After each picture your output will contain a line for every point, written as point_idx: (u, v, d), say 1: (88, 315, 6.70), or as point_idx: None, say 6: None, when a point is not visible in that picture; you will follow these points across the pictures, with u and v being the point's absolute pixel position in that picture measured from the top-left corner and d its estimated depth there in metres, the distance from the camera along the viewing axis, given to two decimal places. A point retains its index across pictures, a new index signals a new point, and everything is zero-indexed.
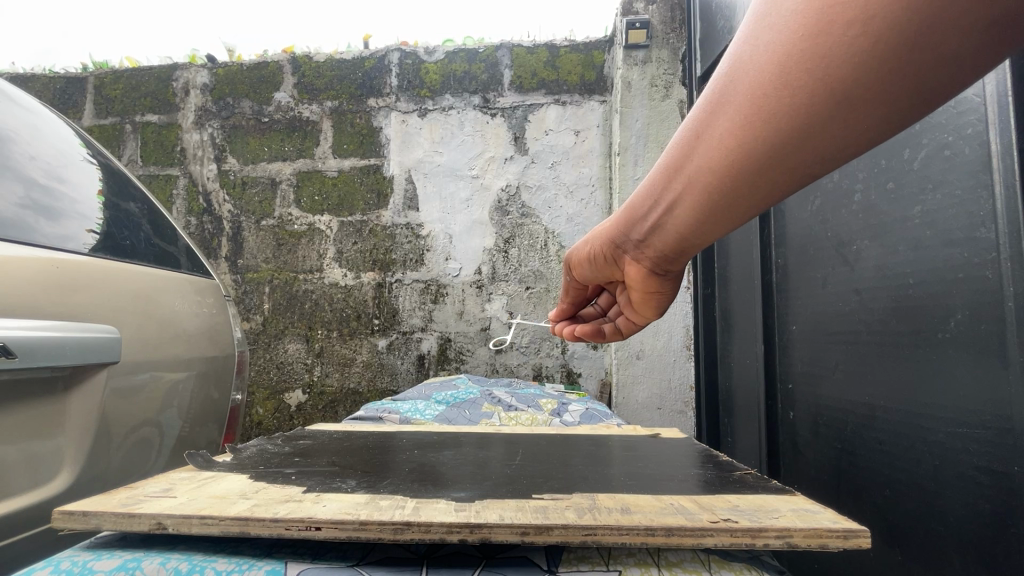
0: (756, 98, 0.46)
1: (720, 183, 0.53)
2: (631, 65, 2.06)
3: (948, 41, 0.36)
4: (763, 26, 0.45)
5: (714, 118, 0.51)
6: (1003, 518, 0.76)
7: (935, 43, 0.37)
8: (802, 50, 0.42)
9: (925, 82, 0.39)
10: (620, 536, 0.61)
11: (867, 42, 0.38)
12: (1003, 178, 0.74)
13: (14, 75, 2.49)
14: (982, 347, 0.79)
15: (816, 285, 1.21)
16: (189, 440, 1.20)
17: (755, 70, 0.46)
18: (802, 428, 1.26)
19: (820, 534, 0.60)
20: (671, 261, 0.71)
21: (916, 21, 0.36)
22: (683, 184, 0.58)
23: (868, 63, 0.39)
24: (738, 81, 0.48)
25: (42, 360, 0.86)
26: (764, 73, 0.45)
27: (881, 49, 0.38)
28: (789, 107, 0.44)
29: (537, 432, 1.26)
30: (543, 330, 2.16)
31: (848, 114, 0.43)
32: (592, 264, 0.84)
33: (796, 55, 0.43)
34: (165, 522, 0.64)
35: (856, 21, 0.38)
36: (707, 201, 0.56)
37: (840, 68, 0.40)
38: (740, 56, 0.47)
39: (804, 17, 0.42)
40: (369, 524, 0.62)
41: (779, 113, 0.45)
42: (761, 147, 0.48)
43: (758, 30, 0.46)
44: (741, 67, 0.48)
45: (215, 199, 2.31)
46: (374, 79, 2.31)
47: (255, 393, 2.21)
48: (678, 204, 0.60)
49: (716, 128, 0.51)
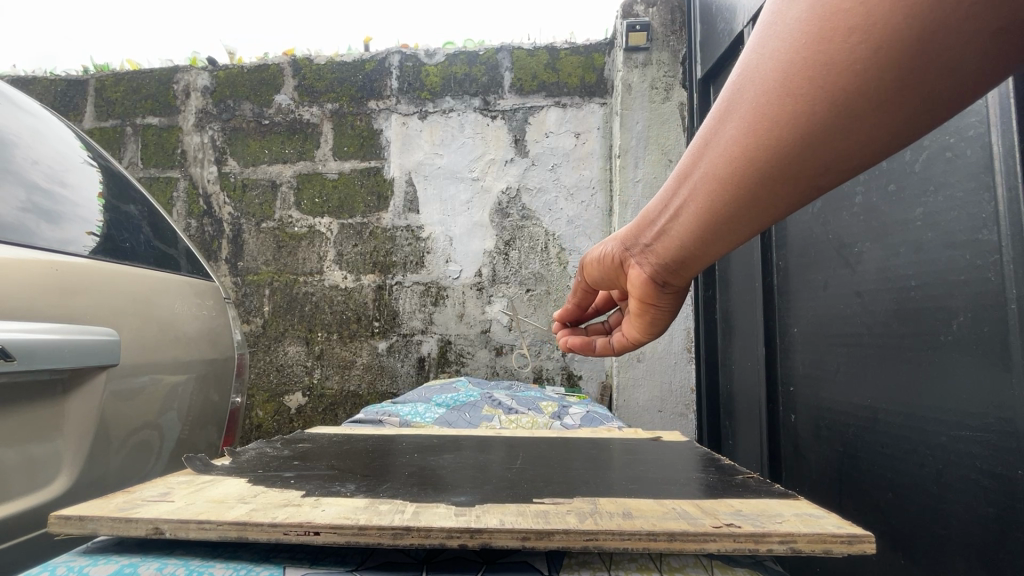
0: (764, 103, 0.48)
1: (728, 187, 0.54)
2: (631, 67, 2.06)
3: (945, 51, 0.37)
4: (770, 35, 0.47)
5: (724, 123, 0.52)
6: (1006, 523, 0.75)
7: (932, 51, 0.38)
8: (806, 56, 0.43)
9: (928, 89, 0.40)
10: (621, 541, 0.60)
11: (867, 49, 0.40)
12: (1005, 180, 0.74)
13: (14, 77, 2.50)
14: (985, 350, 0.78)
15: (817, 288, 1.21)
16: (188, 443, 1.20)
17: (762, 77, 0.47)
18: (804, 432, 1.26)
19: (824, 539, 0.59)
20: (677, 270, 0.71)
21: (913, 28, 0.37)
22: (693, 188, 0.59)
23: (870, 68, 0.40)
24: (746, 88, 0.49)
25: (42, 363, 0.86)
26: (770, 79, 0.47)
27: (881, 56, 0.39)
28: (794, 112, 0.45)
29: (538, 435, 1.26)
30: (544, 333, 2.16)
31: (852, 119, 0.43)
32: (603, 268, 0.84)
33: (801, 62, 0.44)
34: (162, 527, 0.64)
35: (856, 28, 0.40)
36: (714, 204, 0.57)
37: (842, 74, 0.42)
38: (749, 64, 0.49)
39: (808, 25, 0.43)
40: (368, 528, 0.61)
41: (784, 117, 0.46)
42: (768, 152, 0.49)
43: (766, 39, 0.48)
44: (749, 74, 0.49)
45: (215, 202, 2.31)
46: (374, 81, 2.31)
47: (255, 396, 2.20)
48: (688, 207, 0.61)
49: (726, 132, 0.52)
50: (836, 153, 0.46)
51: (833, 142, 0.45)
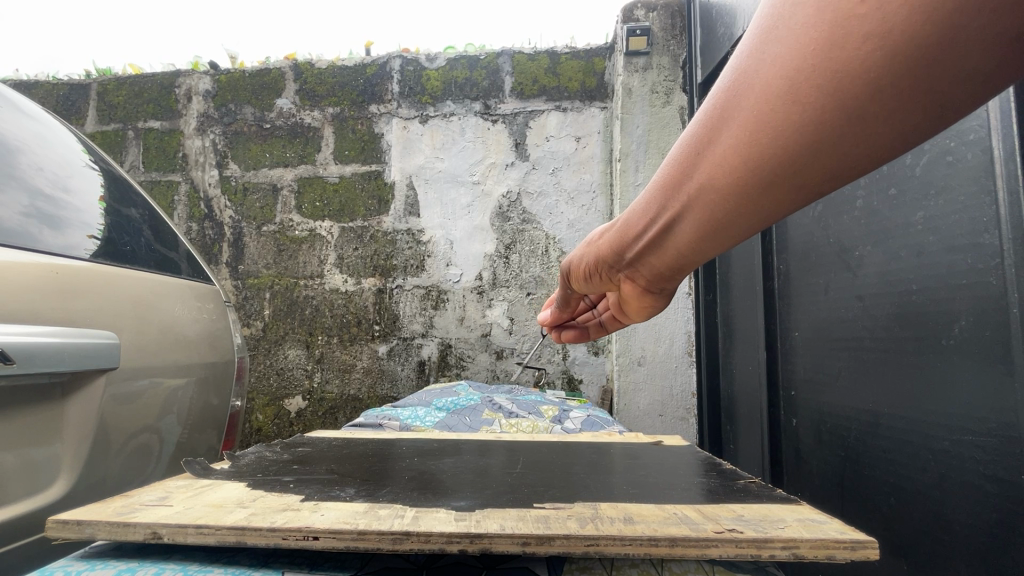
0: (763, 115, 0.40)
1: (720, 205, 0.47)
2: (631, 72, 2.07)
3: (970, 57, 0.32)
4: (769, 38, 0.39)
5: (716, 136, 0.44)
6: (1010, 528, 0.74)
7: (956, 57, 0.32)
8: (814, 64, 0.36)
9: (947, 97, 0.34)
10: (623, 546, 0.60)
11: (885, 56, 0.33)
12: (1007, 184, 0.74)
13: (16, 81, 2.51)
14: (988, 354, 0.78)
15: (818, 292, 1.21)
16: (188, 447, 1.19)
17: (762, 85, 0.40)
18: (806, 436, 1.25)
19: (827, 545, 0.59)
20: (667, 277, 0.66)
21: (937, 32, 0.32)
22: (680, 205, 0.51)
23: (886, 78, 0.34)
24: (738, 100, 0.42)
25: (43, 366, 0.86)
26: (771, 88, 0.39)
27: (897, 64, 0.33)
28: (796, 128, 0.39)
29: (538, 439, 1.25)
30: (544, 337, 2.16)
31: (861, 134, 0.37)
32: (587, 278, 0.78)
33: (806, 71, 0.37)
34: (160, 532, 0.63)
35: (873, 34, 0.33)
36: (708, 221, 0.50)
37: (858, 82, 0.35)
38: (744, 69, 0.41)
39: (816, 27, 0.36)
40: (368, 533, 0.61)
41: (784, 134, 0.40)
42: (765, 169, 0.42)
43: (762, 41, 0.40)
44: (745, 80, 0.41)
45: (216, 205, 2.32)
46: (375, 86, 2.31)
47: (255, 399, 2.20)
48: (678, 223, 0.54)
49: (720, 146, 0.44)
50: (840, 168, 0.40)
51: (838, 158, 0.39)
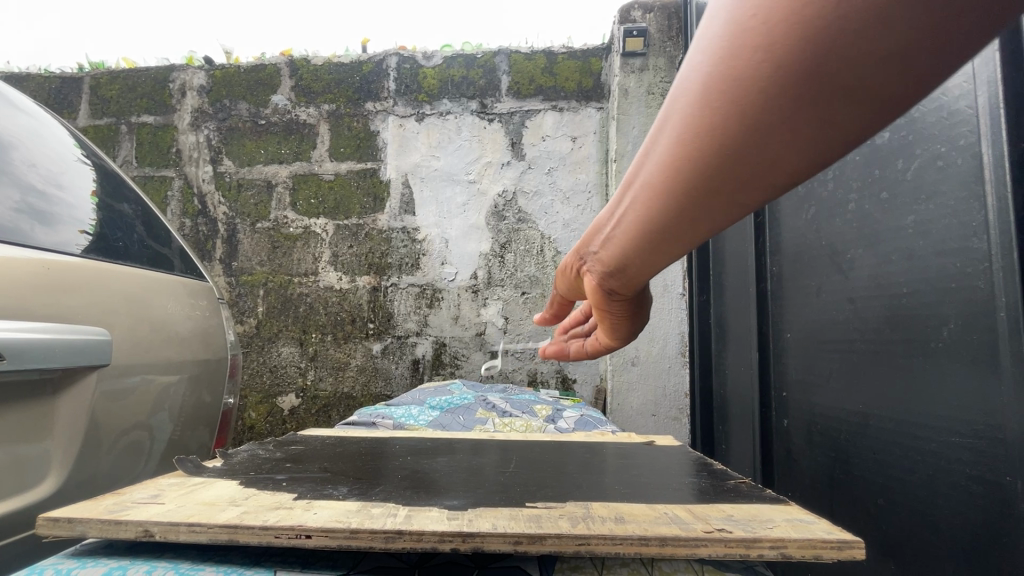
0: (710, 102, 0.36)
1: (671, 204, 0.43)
2: (628, 72, 2.07)
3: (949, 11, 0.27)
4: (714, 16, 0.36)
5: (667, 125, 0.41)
6: (995, 528, 0.76)
7: (929, 19, 0.27)
8: (763, 41, 0.32)
9: (912, 67, 0.30)
10: (615, 546, 0.60)
11: (842, 24, 0.29)
12: (996, 189, 0.75)
13: (8, 74, 2.48)
14: (975, 357, 0.79)
15: (810, 294, 1.22)
16: (179, 444, 1.19)
17: (707, 68, 0.36)
18: (796, 437, 1.26)
19: (814, 545, 0.59)
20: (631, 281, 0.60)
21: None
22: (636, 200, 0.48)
23: (845, 49, 0.30)
24: (688, 86, 0.38)
25: (33, 363, 0.85)
26: (718, 71, 0.35)
27: (857, 30, 0.29)
28: (748, 111, 0.35)
29: (532, 439, 1.26)
30: (539, 336, 2.16)
31: (818, 113, 0.33)
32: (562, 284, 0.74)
33: (753, 50, 0.33)
34: (151, 530, 0.63)
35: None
36: (656, 219, 0.46)
37: (813, 54, 0.31)
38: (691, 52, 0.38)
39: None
40: (360, 532, 0.61)
41: (734, 120, 0.36)
42: (717, 162, 0.38)
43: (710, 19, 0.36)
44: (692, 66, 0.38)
45: (210, 202, 2.30)
46: (372, 83, 2.31)
47: (248, 397, 2.19)
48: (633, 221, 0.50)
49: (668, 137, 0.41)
50: (795, 150, 0.36)
51: (794, 141, 0.35)
